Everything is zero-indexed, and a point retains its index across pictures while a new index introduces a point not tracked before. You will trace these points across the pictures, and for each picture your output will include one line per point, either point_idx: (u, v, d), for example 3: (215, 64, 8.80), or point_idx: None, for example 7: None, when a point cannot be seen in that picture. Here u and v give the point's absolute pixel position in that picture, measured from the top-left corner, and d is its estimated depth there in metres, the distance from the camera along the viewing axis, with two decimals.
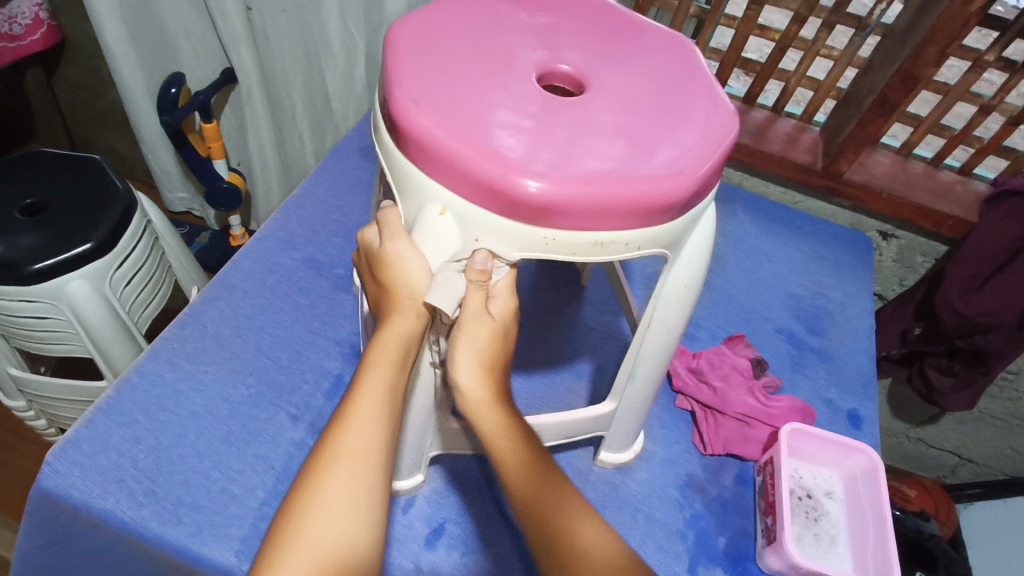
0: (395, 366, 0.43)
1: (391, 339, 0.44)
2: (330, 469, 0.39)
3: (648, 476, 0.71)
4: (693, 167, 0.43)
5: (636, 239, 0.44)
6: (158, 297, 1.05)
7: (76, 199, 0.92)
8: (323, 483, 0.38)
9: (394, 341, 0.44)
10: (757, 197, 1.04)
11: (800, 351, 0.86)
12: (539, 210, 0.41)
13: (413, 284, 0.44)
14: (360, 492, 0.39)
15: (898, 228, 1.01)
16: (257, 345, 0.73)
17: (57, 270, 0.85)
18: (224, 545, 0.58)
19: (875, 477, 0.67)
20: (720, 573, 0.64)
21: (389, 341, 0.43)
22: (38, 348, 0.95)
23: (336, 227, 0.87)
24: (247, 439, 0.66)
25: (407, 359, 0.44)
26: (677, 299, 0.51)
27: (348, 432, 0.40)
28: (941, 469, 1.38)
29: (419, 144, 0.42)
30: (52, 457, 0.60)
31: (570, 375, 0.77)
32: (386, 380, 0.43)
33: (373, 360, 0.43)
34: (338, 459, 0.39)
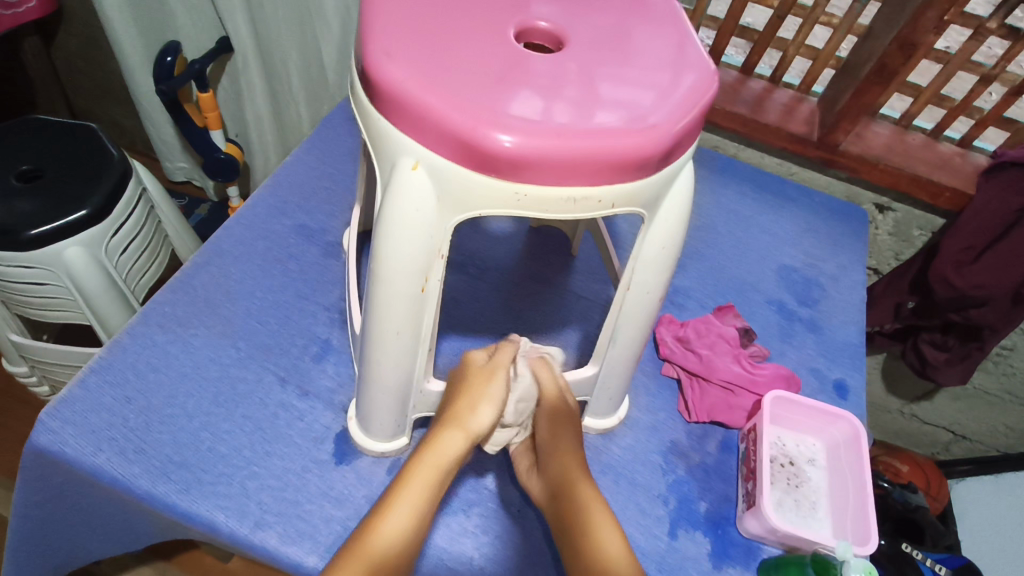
0: (439, 475, 0.52)
1: (429, 464, 0.52)
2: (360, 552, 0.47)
3: (632, 442, 0.71)
4: (669, 121, 0.43)
5: (609, 196, 0.44)
6: (155, 265, 1.07)
7: (71, 165, 0.92)
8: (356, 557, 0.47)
9: (432, 466, 0.52)
10: (753, 169, 1.03)
11: (790, 322, 0.86)
12: (512, 164, 0.41)
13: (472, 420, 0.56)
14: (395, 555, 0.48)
15: (895, 201, 1.00)
16: (247, 310, 0.74)
17: (54, 236, 0.85)
18: (213, 502, 0.59)
19: (857, 444, 0.68)
20: (699, 537, 0.65)
21: (439, 454, 0.53)
22: (39, 315, 0.97)
23: (327, 195, 0.88)
24: (236, 401, 0.67)
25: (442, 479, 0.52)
26: (655, 260, 0.51)
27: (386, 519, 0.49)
28: (934, 446, 1.39)
29: (392, 97, 0.42)
30: (45, 415, 0.61)
31: (558, 342, 0.77)
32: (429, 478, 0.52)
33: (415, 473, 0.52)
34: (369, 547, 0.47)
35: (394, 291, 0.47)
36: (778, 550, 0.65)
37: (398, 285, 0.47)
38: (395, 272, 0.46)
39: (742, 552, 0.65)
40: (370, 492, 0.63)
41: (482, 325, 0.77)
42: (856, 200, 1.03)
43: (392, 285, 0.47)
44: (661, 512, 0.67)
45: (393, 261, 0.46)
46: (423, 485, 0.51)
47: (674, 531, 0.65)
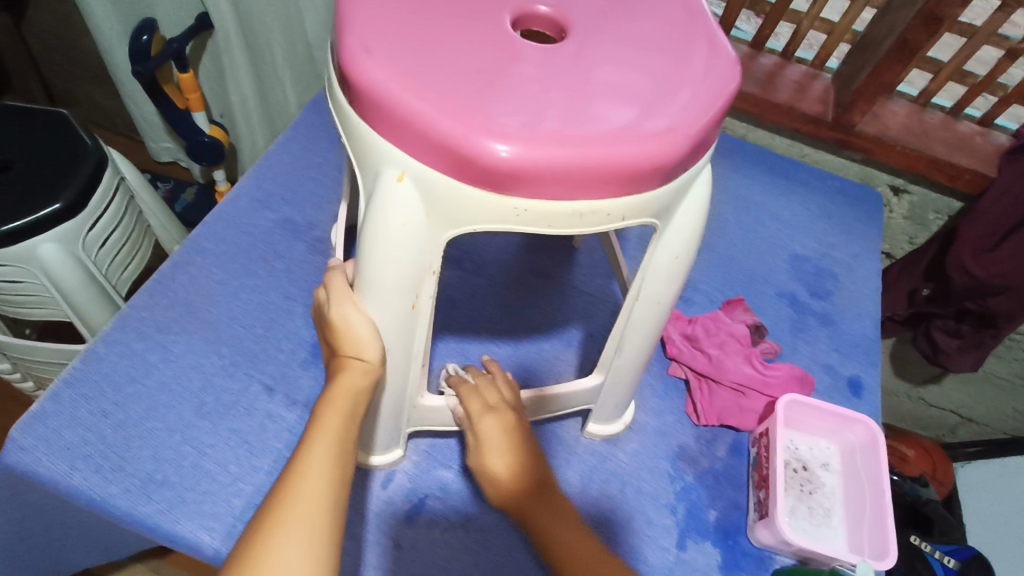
0: (347, 415, 0.46)
1: (341, 394, 0.47)
2: (281, 516, 0.39)
3: (637, 448, 0.68)
4: (686, 124, 0.39)
5: (620, 208, 0.39)
6: (138, 258, 0.96)
7: (42, 148, 0.81)
8: (270, 538, 0.38)
9: (345, 395, 0.47)
10: (763, 151, 0.98)
11: (801, 316, 0.82)
12: (509, 177, 0.36)
13: (359, 344, 0.47)
14: (311, 532, 0.39)
15: (911, 183, 0.95)
16: (230, 313, 0.70)
17: (27, 232, 0.74)
18: (197, 522, 0.56)
19: (874, 449, 0.65)
20: (709, 548, 0.63)
21: (338, 395, 0.47)
22: (14, 313, 0.85)
23: (313, 186, 0.83)
24: (221, 412, 0.63)
25: (357, 411, 0.47)
26: (668, 271, 0.47)
27: (300, 480, 0.41)
28: (940, 429, 1.36)
29: (373, 100, 0.37)
30: (16, 431, 0.57)
31: (560, 342, 0.73)
32: (332, 428, 0.45)
33: (326, 416, 0.46)
34: (288, 508, 0.40)
35: (382, 309, 0.44)
36: (790, 561, 0.63)
37: (387, 304, 0.43)
38: (383, 290, 0.42)
39: (754, 563, 0.62)
40: (361, 507, 0.60)
41: (479, 325, 0.73)
42: (870, 182, 0.98)
43: (380, 302, 0.43)
44: (669, 522, 0.64)
45: (380, 279, 0.42)
46: (320, 451, 0.43)
47: (683, 543, 0.63)
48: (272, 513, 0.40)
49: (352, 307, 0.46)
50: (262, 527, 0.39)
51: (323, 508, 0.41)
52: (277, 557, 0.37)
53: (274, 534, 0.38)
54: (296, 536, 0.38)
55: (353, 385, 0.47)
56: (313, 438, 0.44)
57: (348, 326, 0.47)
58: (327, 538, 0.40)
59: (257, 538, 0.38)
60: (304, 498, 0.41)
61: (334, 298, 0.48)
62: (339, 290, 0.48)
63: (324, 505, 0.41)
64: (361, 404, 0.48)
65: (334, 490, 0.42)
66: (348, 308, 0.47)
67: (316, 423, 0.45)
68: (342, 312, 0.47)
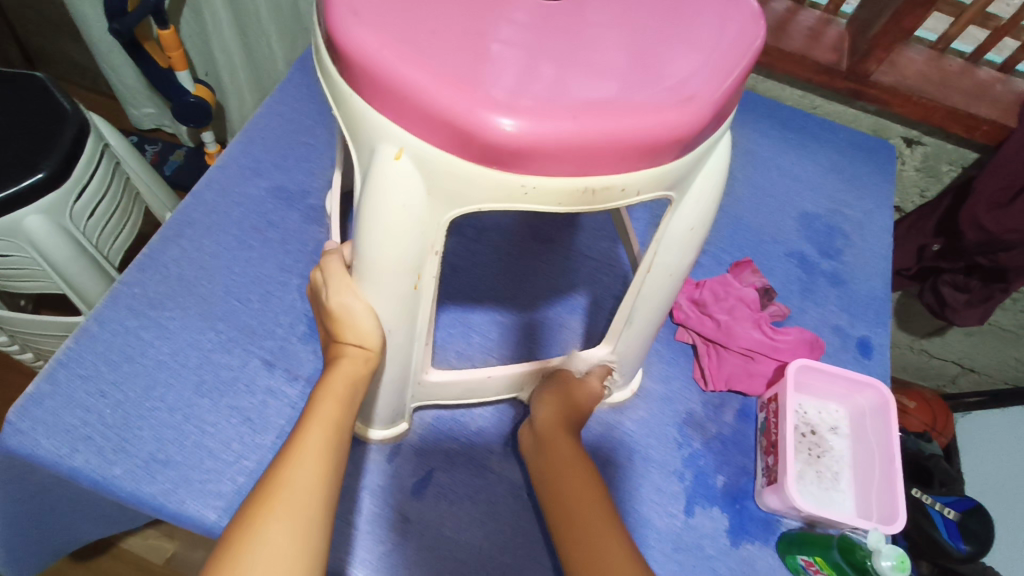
0: (344, 403, 0.45)
1: (339, 379, 0.46)
2: (271, 502, 0.38)
3: (645, 415, 0.68)
4: (707, 90, 0.36)
5: (635, 182, 0.37)
6: (128, 226, 0.92)
7: (20, 117, 0.76)
8: (260, 524, 0.37)
9: (342, 381, 0.46)
10: (772, 104, 0.94)
11: (811, 277, 0.80)
12: (516, 154, 0.33)
13: (362, 331, 0.45)
14: (305, 519, 0.38)
15: (925, 134, 0.91)
16: (225, 287, 0.68)
17: (12, 204, 0.70)
18: (203, 501, 0.56)
19: (885, 413, 0.64)
20: (717, 513, 0.63)
21: (336, 381, 0.46)
22: (2, 286, 0.82)
23: (305, 150, 0.79)
24: (221, 389, 0.62)
25: (356, 396, 0.47)
26: (682, 243, 0.45)
27: (292, 467, 0.41)
28: (941, 379, 1.35)
29: (366, 72, 0.34)
30: (13, 414, 0.55)
31: (565, 309, 0.72)
32: (332, 415, 0.45)
33: (323, 404, 0.45)
34: (279, 494, 0.39)
35: (384, 291, 0.42)
36: (797, 524, 0.63)
37: (388, 286, 0.41)
38: (383, 273, 0.40)
39: (761, 527, 0.63)
40: (367, 482, 0.59)
41: (482, 294, 0.71)
42: (883, 134, 0.94)
43: (381, 285, 0.41)
44: (676, 489, 0.63)
45: (380, 261, 0.40)
46: (314, 440, 0.43)
47: (691, 509, 0.63)
48: (263, 498, 0.39)
49: (350, 295, 0.45)
50: (252, 513, 0.38)
51: (314, 495, 0.40)
52: (264, 540, 0.36)
53: (265, 518, 0.37)
54: (286, 522, 0.38)
55: (352, 372, 0.47)
56: (307, 426, 0.44)
57: (347, 313, 0.45)
58: (321, 522, 0.39)
59: (246, 524, 0.37)
60: (297, 482, 0.40)
61: (332, 284, 0.46)
62: (336, 276, 0.46)
63: (315, 492, 0.40)
64: (358, 393, 0.47)
65: (325, 478, 0.41)
66: (346, 295, 0.45)
67: (311, 409, 0.45)
68: (340, 300, 0.45)
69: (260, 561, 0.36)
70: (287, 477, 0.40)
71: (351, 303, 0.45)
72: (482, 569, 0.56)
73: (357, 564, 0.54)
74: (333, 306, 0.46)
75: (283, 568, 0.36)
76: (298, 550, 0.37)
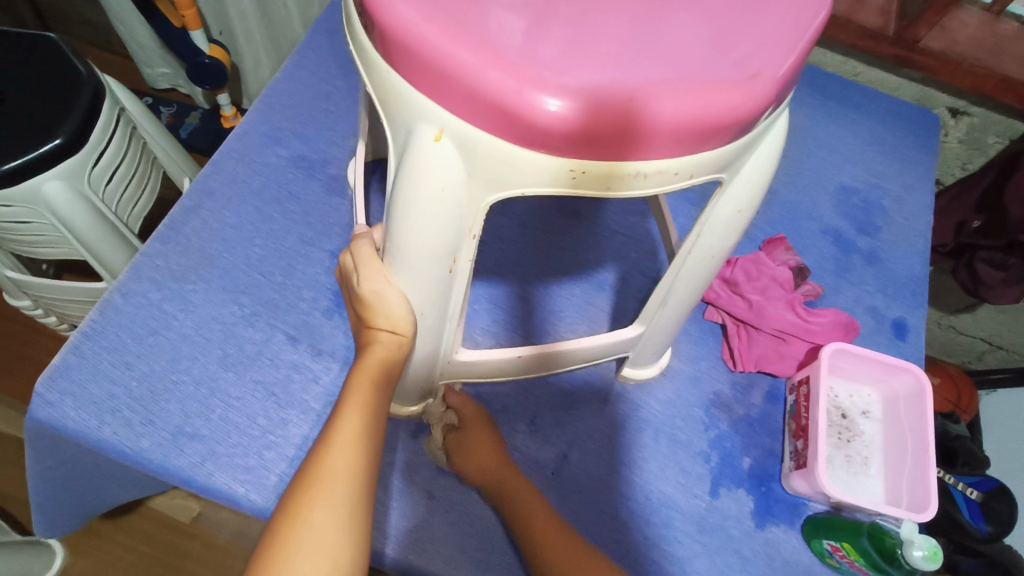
0: (374, 388, 0.46)
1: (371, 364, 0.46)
2: (315, 486, 0.39)
3: (672, 395, 0.67)
4: (770, 69, 0.34)
5: (688, 166, 0.35)
6: (147, 192, 0.91)
7: (34, 79, 0.74)
8: (306, 511, 0.38)
9: (375, 364, 0.46)
10: (813, 70, 0.90)
11: (846, 255, 0.78)
12: (563, 136, 0.32)
13: (394, 318, 0.45)
14: (347, 507, 0.39)
15: (972, 104, 0.86)
16: (247, 260, 0.67)
17: (27, 170, 0.69)
18: (230, 475, 0.56)
19: (920, 399, 0.62)
20: (743, 495, 0.62)
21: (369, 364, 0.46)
22: (25, 252, 0.81)
23: (325, 117, 0.77)
24: (245, 363, 0.61)
25: (388, 381, 0.47)
26: (726, 225, 0.43)
27: (331, 455, 0.41)
28: (966, 355, 1.30)
29: (406, 50, 0.32)
30: (41, 386, 0.56)
31: (592, 286, 0.70)
32: (362, 400, 0.45)
33: (356, 387, 0.45)
34: (320, 482, 0.40)
35: (420, 274, 0.41)
36: (824, 508, 0.62)
37: (422, 270, 0.40)
38: (417, 257, 0.39)
39: (788, 510, 0.62)
40: (391, 458, 0.59)
41: (506, 269, 0.69)
42: (927, 104, 0.89)
43: (417, 268, 0.40)
44: (702, 470, 0.63)
45: (415, 244, 0.38)
46: (350, 427, 0.43)
47: (716, 490, 0.62)
48: (306, 487, 0.39)
49: (382, 281, 0.44)
50: (296, 500, 0.39)
51: (355, 483, 0.40)
52: (311, 527, 0.38)
53: (308, 505, 0.38)
54: (328, 509, 0.39)
55: (383, 357, 0.46)
56: (340, 412, 0.44)
57: (379, 299, 0.44)
58: (364, 507, 0.40)
59: (292, 510, 0.38)
60: (337, 469, 0.40)
61: (362, 270, 0.45)
62: (367, 262, 0.46)
63: (353, 479, 0.40)
64: (389, 376, 0.47)
65: (364, 462, 0.42)
66: (377, 281, 0.44)
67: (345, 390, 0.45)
68: (371, 286, 0.44)
69: (307, 542, 0.37)
70: (326, 465, 0.41)
71: (383, 289, 0.44)
72: (507, 548, 0.56)
73: (386, 541, 0.55)
74: (364, 292, 0.45)
75: (330, 553, 0.37)
76: (341, 535, 0.38)
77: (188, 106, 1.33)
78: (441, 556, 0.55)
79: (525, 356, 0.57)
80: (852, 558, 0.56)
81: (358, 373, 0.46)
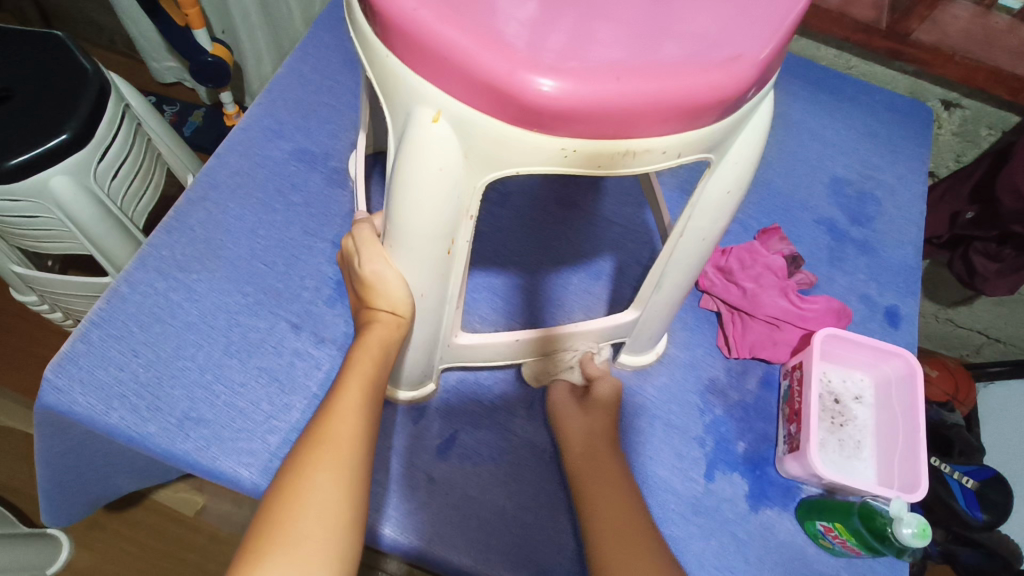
0: (377, 366, 0.47)
1: (373, 342, 0.48)
2: (318, 453, 0.41)
3: (667, 381, 0.68)
4: (753, 50, 0.35)
5: (675, 146, 0.36)
6: (151, 187, 0.92)
7: (42, 75, 0.75)
8: (309, 475, 0.40)
9: (374, 345, 0.48)
10: (806, 63, 0.91)
11: (839, 244, 0.79)
12: (555, 116, 0.33)
13: (393, 299, 0.46)
14: (349, 474, 0.41)
15: (964, 97, 0.86)
16: (250, 250, 0.68)
17: (34, 164, 0.70)
18: (234, 458, 0.57)
19: (911, 382, 0.63)
20: (738, 479, 0.63)
21: (370, 343, 0.48)
22: (33, 247, 0.83)
23: (327, 111, 0.79)
24: (248, 350, 0.63)
25: (388, 361, 0.48)
26: (715, 207, 0.45)
27: (334, 421, 0.43)
28: (964, 348, 1.31)
29: (404, 34, 0.34)
30: (50, 372, 0.57)
31: (589, 275, 0.71)
32: (365, 377, 0.46)
33: (357, 364, 0.47)
34: (323, 446, 0.42)
35: (418, 255, 0.42)
36: (817, 490, 0.63)
37: (421, 250, 0.41)
38: (416, 238, 0.40)
39: (781, 493, 0.63)
40: (391, 442, 0.60)
41: (506, 259, 0.71)
42: (920, 97, 0.91)
43: (415, 248, 0.41)
44: (698, 454, 0.64)
45: (413, 225, 0.40)
46: (353, 401, 0.44)
47: (712, 473, 0.63)
48: (309, 449, 0.41)
49: (382, 263, 0.45)
50: (300, 465, 0.41)
51: (355, 451, 0.42)
52: (316, 485, 0.40)
53: (313, 465, 0.40)
54: (331, 469, 0.40)
55: (384, 337, 0.48)
56: (343, 385, 0.46)
57: (379, 281, 0.46)
58: (364, 476, 0.42)
59: (296, 475, 0.40)
60: (340, 439, 0.42)
61: (364, 253, 0.47)
62: (367, 246, 0.47)
63: (354, 449, 0.42)
64: (390, 356, 0.48)
65: (364, 434, 0.44)
66: (378, 263, 0.46)
67: (347, 368, 0.46)
68: (372, 268, 0.46)
69: (312, 503, 0.39)
70: (328, 430, 0.43)
71: (383, 271, 0.45)
72: (507, 529, 0.58)
73: (386, 522, 0.56)
74: (365, 274, 0.47)
75: (333, 516, 0.39)
76: (341, 499, 0.40)
77: (191, 104, 1.34)
78: (443, 537, 0.56)
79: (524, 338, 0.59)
80: (844, 538, 0.57)
81: (360, 353, 0.47)
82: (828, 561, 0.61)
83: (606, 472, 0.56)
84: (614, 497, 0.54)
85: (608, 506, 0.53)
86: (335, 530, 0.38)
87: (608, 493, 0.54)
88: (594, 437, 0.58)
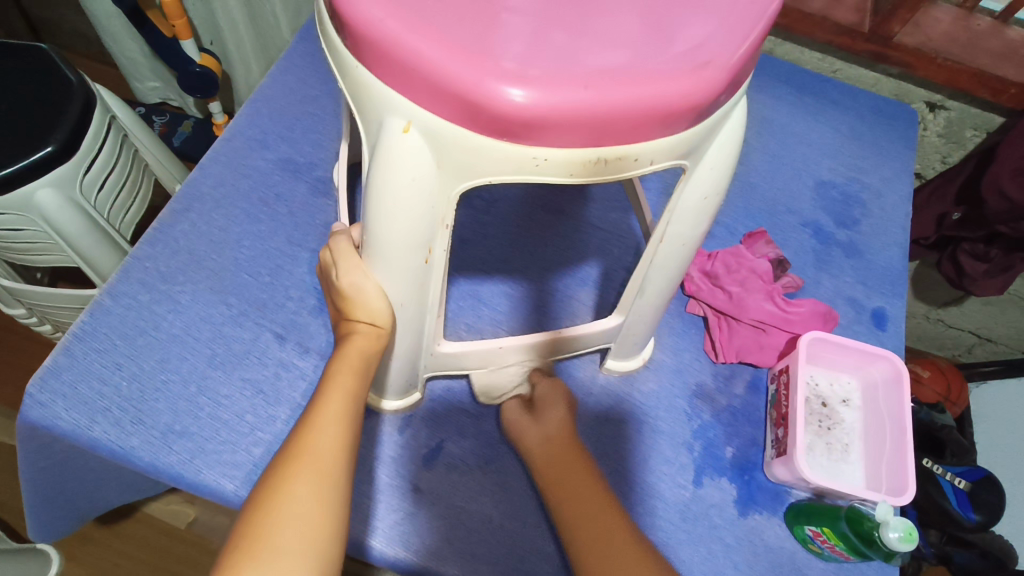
0: (358, 375, 0.47)
1: (352, 353, 0.47)
2: (296, 466, 0.41)
3: (655, 387, 0.68)
4: (722, 56, 0.35)
5: (648, 152, 0.37)
6: (139, 199, 0.92)
7: (26, 89, 0.75)
8: (286, 486, 0.40)
9: (354, 356, 0.47)
10: (791, 66, 0.91)
11: (826, 247, 0.79)
12: (525, 124, 0.33)
13: (372, 309, 0.46)
14: (326, 486, 0.40)
15: (948, 98, 0.87)
16: (236, 261, 0.68)
17: (19, 179, 0.70)
18: (219, 470, 0.57)
19: (896, 384, 0.64)
20: (726, 484, 0.63)
21: (350, 354, 0.47)
22: (19, 261, 0.82)
23: (311, 121, 0.79)
24: (233, 361, 0.63)
25: (368, 371, 0.48)
26: (694, 213, 0.45)
27: (314, 433, 0.43)
28: (956, 348, 1.31)
29: (373, 46, 0.34)
30: (33, 387, 0.56)
31: (576, 281, 0.71)
32: (347, 388, 0.46)
33: (338, 374, 0.47)
34: (302, 459, 0.41)
35: (396, 266, 0.42)
36: (805, 495, 0.63)
37: (398, 261, 0.41)
38: (393, 248, 0.40)
39: (770, 497, 0.63)
40: (375, 453, 0.60)
41: (491, 266, 0.71)
42: (905, 99, 0.91)
43: (392, 259, 0.41)
44: (686, 460, 0.64)
45: (390, 237, 0.40)
46: (335, 412, 0.44)
47: (700, 479, 0.63)
48: (288, 462, 0.41)
49: (361, 275, 0.45)
50: (278, 477, 0.40)
51: (337, 462, 0.42)
52: (295, 499, 0.39)
53: (290, 479, 0.40)
54: (309, 482, 0.40)
55: (363, 347, 0.48)
56: (324, 396, 0.45)
57: (357, 292, 0.46)
58: (342, 489, 0.41)
59: (273, 488, 0.40)
60: (320, 451, 0.42)
61: (342, 264, 0.47)
62: (345, 258, 0.47)
63: (333, 461, 0.42)
64: (371, 365, 0.48)
65: (344, 445, 0.43)
66: (356, 274, 0.46)
67: (327, 380, 0.46)
68: (350, 280, 0.46)
69: (288, 515, 0.38)
70: (307, 443, 0.42)
71: (362, 283, 0.46)
72: (492, 539, 0.57)
73: (373, 534, 0.55)
74: (343, 286, 0.47)
75: (310, 529, 0.38)
76: (320, 512, 0.39)
77: (181, 116, 1.34)
78: (429, 548, 0.56)
79: (511, 345, 0.59)
80: (832, 543, 0.57)
81: (340, 364, 0.47)
82: (818, 567, 0.60)
83: (581, 485, 0.53)
84: (592, 505, 0.52)
85: (587, 526, 0.50)
86: (313, 544, 0.38)
87: (587, 507, 0.51)
88: (552, 441, 0.57)
